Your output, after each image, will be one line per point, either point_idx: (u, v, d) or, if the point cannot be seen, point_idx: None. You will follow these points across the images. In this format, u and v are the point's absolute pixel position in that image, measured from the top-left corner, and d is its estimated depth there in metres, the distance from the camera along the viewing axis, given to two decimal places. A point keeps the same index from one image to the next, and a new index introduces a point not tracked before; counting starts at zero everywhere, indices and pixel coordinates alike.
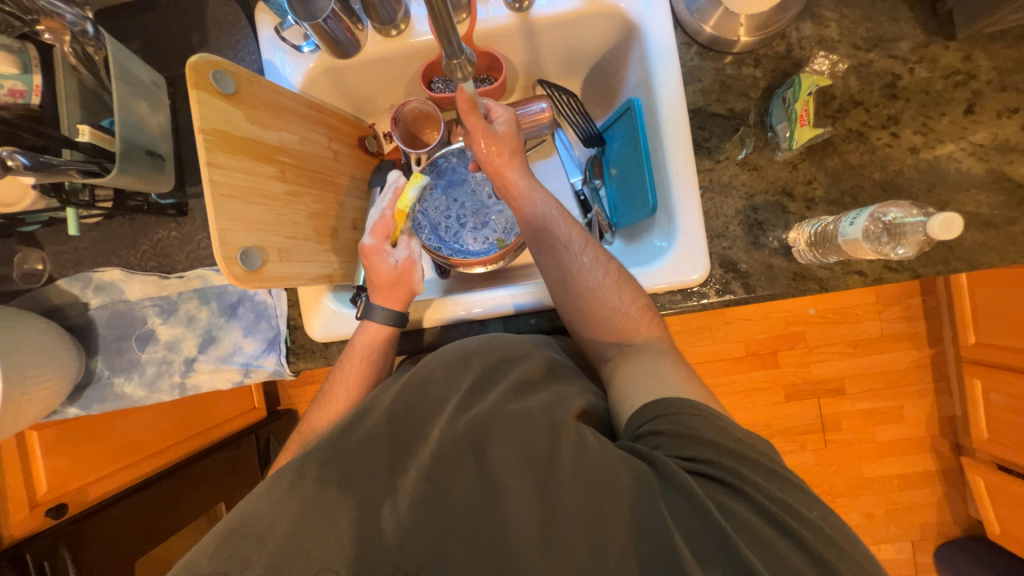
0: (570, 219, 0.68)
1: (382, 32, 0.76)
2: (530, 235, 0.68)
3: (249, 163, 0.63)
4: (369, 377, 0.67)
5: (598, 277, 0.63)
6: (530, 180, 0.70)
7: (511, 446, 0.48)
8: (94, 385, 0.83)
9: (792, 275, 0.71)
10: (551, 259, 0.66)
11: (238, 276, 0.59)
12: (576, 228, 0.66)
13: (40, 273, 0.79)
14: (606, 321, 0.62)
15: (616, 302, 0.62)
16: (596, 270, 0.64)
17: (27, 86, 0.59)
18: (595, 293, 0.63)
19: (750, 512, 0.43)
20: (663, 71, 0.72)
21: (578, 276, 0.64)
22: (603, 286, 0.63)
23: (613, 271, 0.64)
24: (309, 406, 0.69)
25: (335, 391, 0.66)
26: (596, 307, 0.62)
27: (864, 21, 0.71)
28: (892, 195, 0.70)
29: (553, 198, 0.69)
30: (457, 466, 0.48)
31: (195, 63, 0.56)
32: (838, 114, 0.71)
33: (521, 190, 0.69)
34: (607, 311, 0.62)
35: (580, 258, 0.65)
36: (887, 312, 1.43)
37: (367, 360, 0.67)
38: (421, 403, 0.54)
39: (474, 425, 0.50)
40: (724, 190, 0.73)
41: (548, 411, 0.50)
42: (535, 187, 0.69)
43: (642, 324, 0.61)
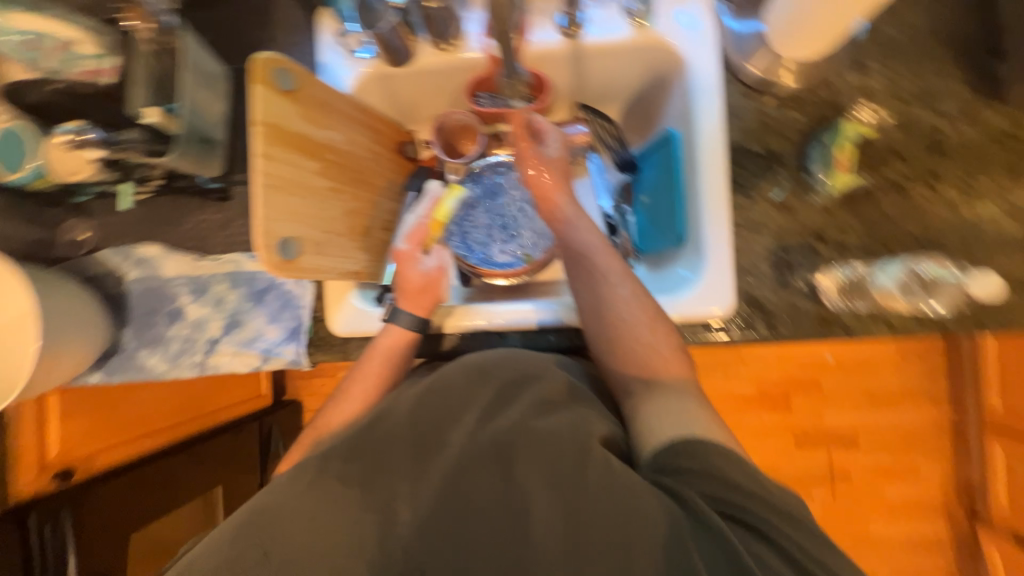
0: (610, 249, 0.66)
1: (435, 44, 0.79)
2: (567, 260, 0.67)
3: (297, 158, 0.66)
4: (389, 375, 0.68)
5: (632, 310, 0.63)
6: (576, 207, 0.69)
7: (538, 466, 0.48)
8: (118, 355, 0.85)
9: (818, 319, 0.70)
10: (588, 287, 0.65)
11: (275, 264, 0.61)
12: (616, 260, 0.65)
13: (83, 242, 0.82)
14: (635, 355, 0.61)
15: (648, 337, 0.62)
16: (631, 303, 0.63)
17: (99, 67, 0.66)
18: (628, 326, 0.62)
19: (775, 556, 0.44)
20: (707, 111, 0.74)
21: (612, 307, 0.63)
22: (636, 320, 0.62)
23: (649, 308, 0.63)
24: (324, 401, 0.69)
25: (353, 387, 0.67)
26: (628, 342, 0.62)
27: (909, 76, 0.72)
28: (927, 249, 0.70)
29: (596, 227, 0.67)
30: (482, 475, 0.48)
31: (260, 60, 0.59)
32: (877, 164, 0.71)
33: (566, 215, 0.68)
34: (638, 345, 0.61)
35: (618, 290, 0.63)
36: (908, 367, 1.40)
37: (389, 359, 0.68)
38: (443, 406, 0.55)
39: (497, 440, 0.50)
40: (756, 228, 0.73)
41: (572, 431, 0.50)
42: (582, 215, 0.68)
43: (671, 363, 0.60)
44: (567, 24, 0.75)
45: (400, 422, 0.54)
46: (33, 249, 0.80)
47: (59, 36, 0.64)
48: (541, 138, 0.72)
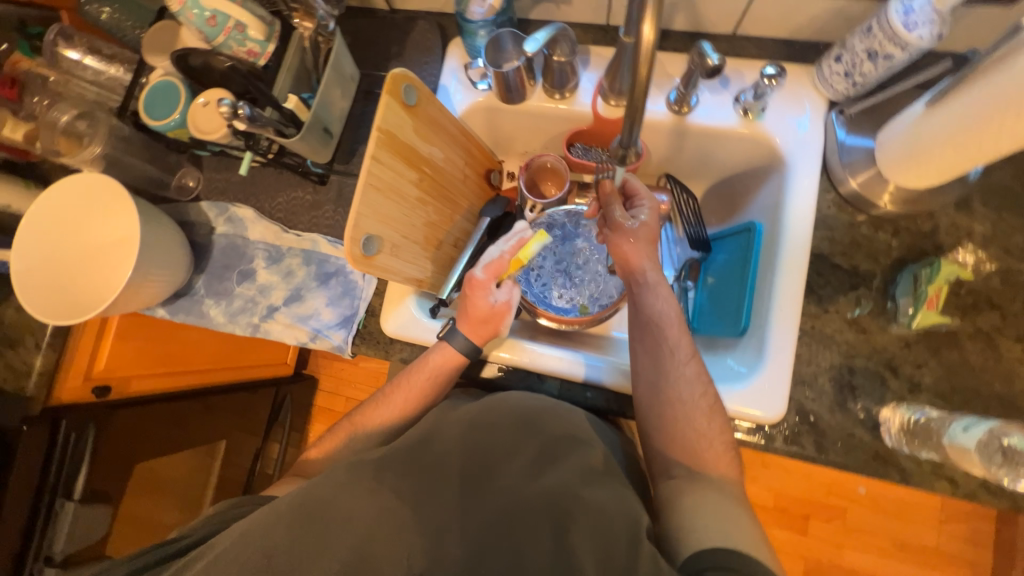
0: (683, 325, 0.66)
1: (548, 92, 0.84)
2: (637, 325, 0.68)
3: (399, 166, 0.70)
4: (429, 394, 0.70)
5: (692, 394, 0.62)
6: (659, 274, 0.69)
7: (593, 540, 0.46)
8: (187, 297, 0.91)
9: (872, 453, 0.66)
10: (651, 356, 0.65)
11: (355, 256, 0.65)
12: (687, 338, 0.65)
13: (191, 189, 0.91)
14: (685, 440, 0.61)
15: (703, 426, 0.61)
16: (692, 386, 0.63)
17: (261, 50, 0.71)
18: (684, 408, 0.62)
19: None
20: (798, 212, 0.73)
21: (673, 385, 0.63)
22: (694, 405, 0.62)
23: (709, 395, 0.62)
24: (366, 397, 0.73)
25: (394, 394, 0.71)
26: (680, 424, 0.61)
27: (1021, 230, 0.69)
28: (1009, 412, 0.65)
29: (674, 300, 0.68)
30: (539, 536, 0.47)
31: (395, 76, 0.66)
32: (970, 309, 0.68)
33: (648, 279, 0.68)
34: (690, 430, 0.61)
35: (682, 369, 0.63)
36: (949, 526, 1.27)
37: (434, 378, 0.70)
38: (490, 450, 0.55)
39: (552, 496, 0.50)
40: (824, 341, 0.71)
41: (627, 516, 0.48)
42: (661, 283, 0.68)
43: (720, 459, 0.60)
44: (677, 102, 0.78)
45: (442, 446, 0.55)
46: (146, 184, 0.90)
47: (233, 18, 0.68)
48: (632, 202, 0.73)
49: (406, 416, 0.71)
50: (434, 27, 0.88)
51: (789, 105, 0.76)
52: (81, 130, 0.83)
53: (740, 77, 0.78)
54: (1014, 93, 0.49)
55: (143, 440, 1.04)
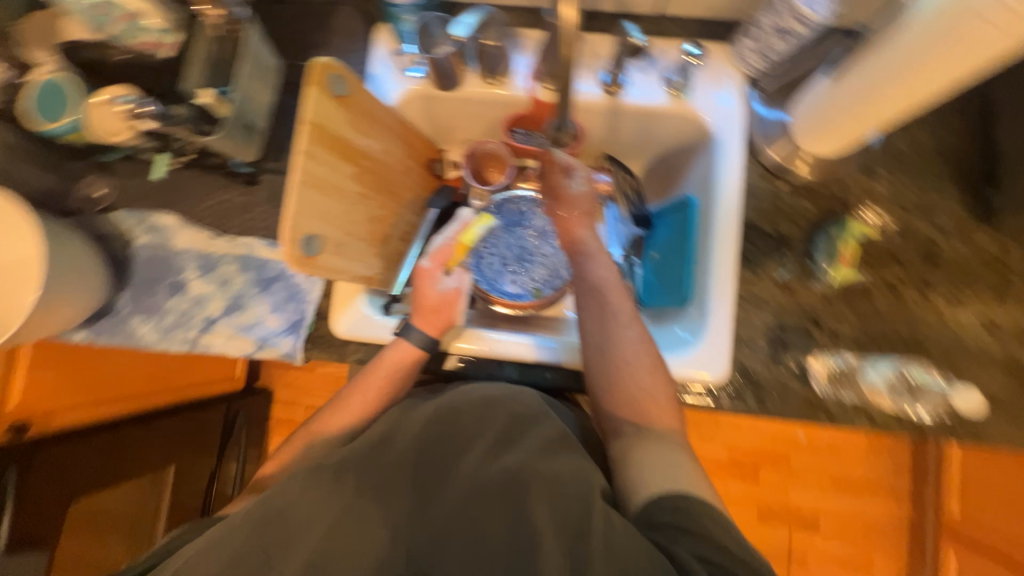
0: (624, 290, 0.69)
1: (483, 77, 0.83)
2: (582, 292, 0.69)
3: (335, 160, 0.68)
4: (387, 394, 0.69)
5: (636, 354, 0.64)
6: (598, 243, 0.73)
7: (549, 505, 0.49)
8: (110, 317, 0.83)
9: (805, 400, 0.73)
10: (596, 321, 0.67)
11: (296, 258, 0.62)
12: (628, 301, 0.68)
13: (100, 200, 0.82)
14: (632, 398, 0.63)
15: (648, 384, 0.63)
16: (636, 346, 0.65)
17: (160, 40, 0.68)
18: (628, 368, 0.64)
19: None
20: (727, 182, 0.78)
21: (618, 347, 0.65)
22: (638, 364, 0.64)
23: (652, 355, 0.65)
24: (324, 402, 0.71)
25: (353, 398, 0.69)
26: (626, 383, 0.63)
27: (913, 189, 0.77)
28: (912, 351, 0.73)
29: (614, 266, 0.71)
30: (491, 512, 0.49)
31: (319, 65, 0.62)
32: (876, 263, 0.76)
33: (589, 248, 0.72)
34: (636, 389, 0.63)
35: (626, 330, 0.65)
36: (875, 458, 1.43)
37: (392, 377, 0.68)
38: (450, 438, 0.55)
39: (509, 474, 0.51)
40: (757, 303, 0.77)
41: (578, 479, 0.51)
42: (600, 252, 0.72)
43: (664, 414, 0.62)
44: (610, 83, 0.81)
45: (406, 441, 0.55)
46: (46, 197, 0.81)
47: (124, 7, 0.64)
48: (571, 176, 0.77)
49: (366, 418, 0.69)
50: (358, 13, 0.85)
51: (711, 82, 0.80)
52: None
53: (665, 57, 0.82)
54: (898, 59, 0.55)
55: (69, 476, 0.97)
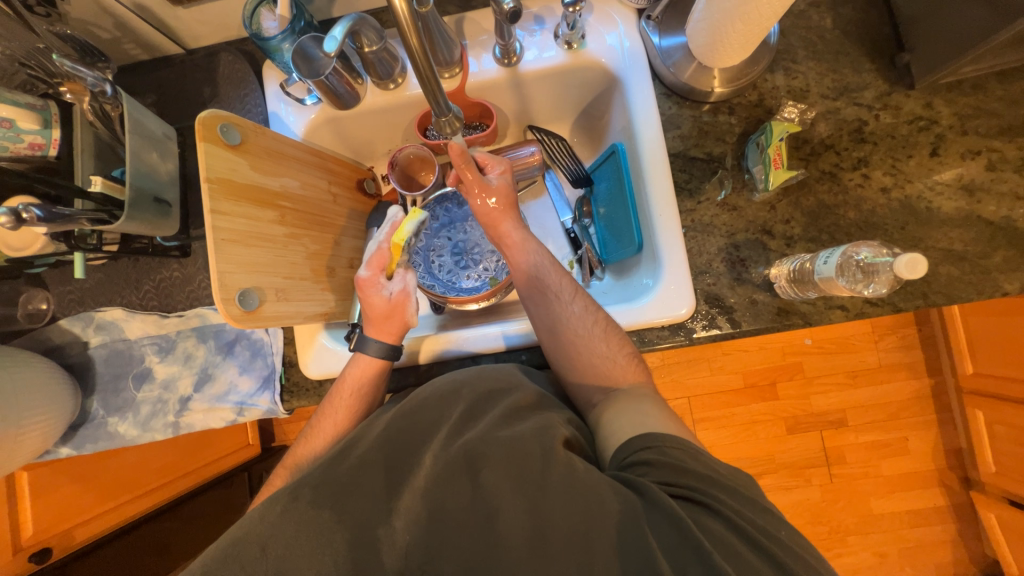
0: (561, 270, 0.72)
1: (380, 85, 0.81)
2: (523, 283, 0.72)
3: (251, 210, 0.67)
4: (357, 411, 0.70)
5: (586, 325, 0.67)
6: (523, 232, 0.75)
7: (506, 470, 0.51)
8: (88, 424, 0.83)
9: (776, 309, 0.73)
10: (542, 307, 0.70)
11: (235, 316, 0.62)
12: (566, 279, 0.71)
13: (43, 312, 0.81)
14: (595, 367, 0.66)
15: (604, 349, 0.66)
16: (584, 318, 0.68)
17: (45, 140, 0.64)
18: (583, 340, 0.67)
19: (727, 530, 0.46)
20: (642, 121, 0.77)
21: (568, 325, 0.68)
22: (591, 335, 0.67)
23: (601, 321, 0.68)
24: (297, 435, 0.72)
25: (321, 424, 0.70)
26: (586, 355, 0.66)
27: (830, 73, 0.76)
28: (868, 233, 0.73)
29: (544, 249, 0.74)
30: (454, 493, 0.51)
31: (204, 118, 0.61)
32: (811, 157, 0.75)
33: (514, 240, 0.74)
34: (596, 358, 0.66)
35: (571, 306, 0.69)
36: (884, 342, 1.44)
37: (357, 394, 0.70)
38: (413, 436, 0.57)
39: (468, 449, 0.53)
40: (706, 229, 0.76)
41: (537, 436, 0.53)
42: (528, 239, 0.74)
43: (628, 372, 0.65)
44: (503, 56, 0.78)
45: (380, 455, 0.55)
46: None
47: None
48: (485, 167, 0.76)
49: (336, 438, 0.68)
50: (239, 56, 0.83)
51: (602, 25, 0.79)
52: None
53: (551, 14, 0.80)
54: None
55: None
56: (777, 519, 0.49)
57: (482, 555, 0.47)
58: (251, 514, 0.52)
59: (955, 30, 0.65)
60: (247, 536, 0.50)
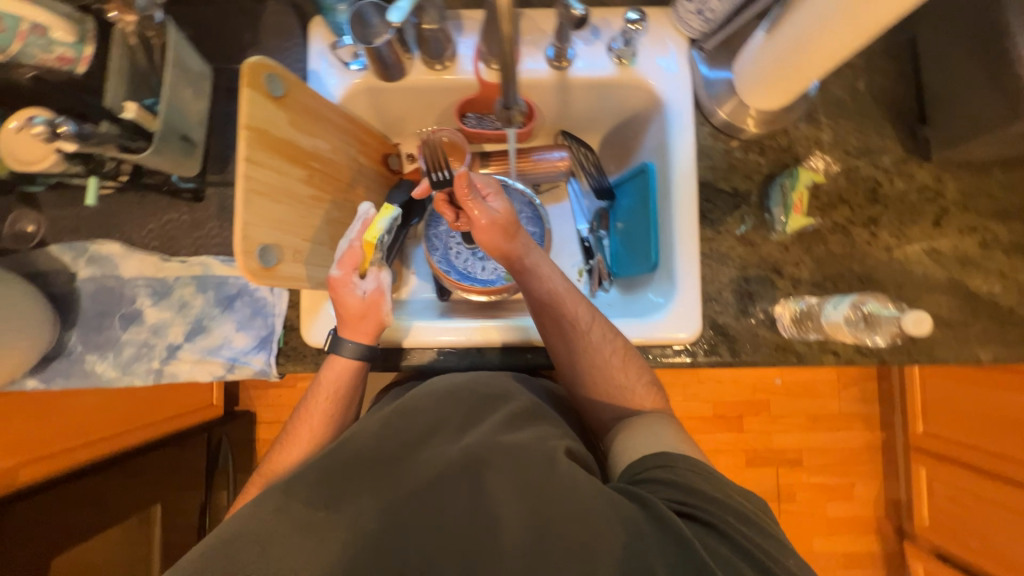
0: (576, 295, 0.71)
1: (428, 64, 0.80)
2: (536, 309, 0.72)
3: (282, 164, 0.65)
4: (334, 413, 0.70)
5: (604, 355, 0.70)
6: (536, 254, 0.72)
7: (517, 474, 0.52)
8: (62, 358, 0.78)
9: (774, 345, 0.76)
10: (558, 335, 0.71)
11: (252, 270, 0.60)
12: (582, 306, 0.71)
13: (31, 235, 0.77)
14: (611, 394, 0.70)
15: (621, 378, 0.70)
16: (602, 348, 0.70)
17: (76, 55, 0.60)
18: (601, 370, 0.70)
19: (733, 552, 0.48)
20: (679, 166, 0.79)
21: (585, 354, 0.70)
22: (609, 364, 0.70)
23: (618, 350, 0.70)
24: (273, 441, 0.71)
25: (299, 429, 0.69)
26: (603, 384, 0.70)
27: (855, 132, 0.80)
28: (867, 286, 0.78)
29: (559, 273, 0.72)
30: (461, 489, 0.51)
31: (251, 64, 0.60)
32: (827, 207, 0.79)
33: (528, 265, 0.71)
34: (612, 386, 0.70)
35: (588, 335, 0.70)
36: (846, 391, 1.52)
37: (334, 398, 0.70)
38: (409, 431, 0.57)
39: (468, 453, 0.54)
40: (722, 259, 0.79)
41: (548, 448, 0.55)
42: (541, 263, 0.71)
43: (644, 400, 0.69)
44: (556, 57, 0.79)
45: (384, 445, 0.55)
46: None
47: (25, 19, 0.56)
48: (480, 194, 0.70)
49: (316, 443, 0.69)
50: (288, 7, 0.80)
51: (655, 46, 0.80)
52: None
53: (607, 26, 0.81)
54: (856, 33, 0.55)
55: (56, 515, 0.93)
56: (768, 531, 0.52)
57: (485, 554, 0.48)
58: (245, 504, 0.52)
59: (976, 114, 0.70)
60: (242, 535, 0.49)
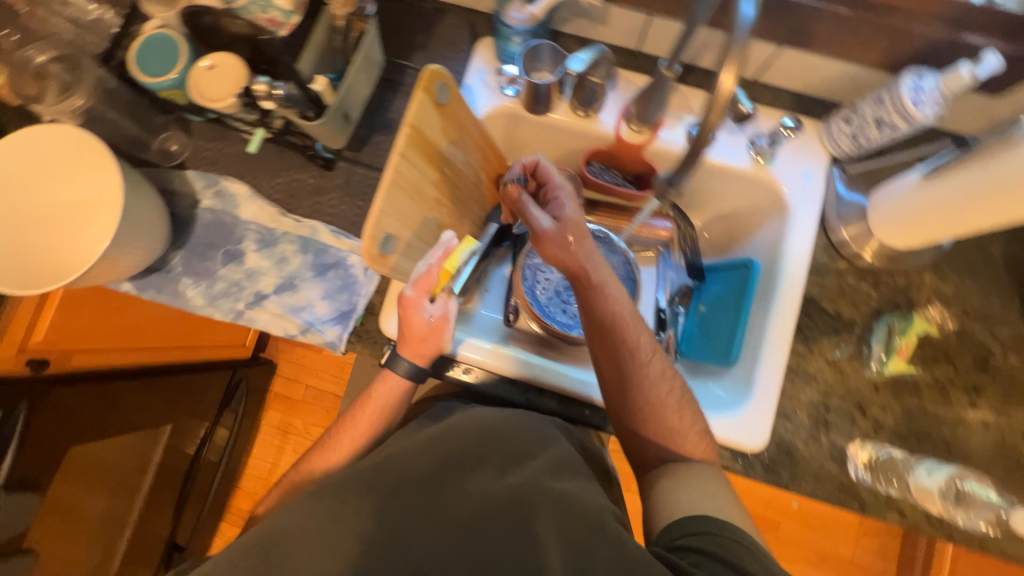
0: (639, 323, 0.71)
1: (574, 109, 0.83)
2: (596, 331, 0.70)
3: (424, 165, 0.69)
4: (377, 424, 0.74)
5: (659, 390, 0.69)
6: (606, 274, 0.70)
7: None
8: (160, 273, 0.82)
9: (839, 484, 0.73)
10: (615, 362, 0.69)
11: (372, 255, 0.63)
12: (644, 336, 0.70)
13: (175, 155, 0.83)
14: (661, 433, 0.68)
15: (674, 419, 0.68)
16: (658, 383, 0.69)
17: (284, 21, 0.67)
18: (654, 406, 0.68)
19: None
20: (787, 275, 0.78)
21: (641, 387, 0.68)
22: (663, 401, 0.69)
23: (673, 389, 0.70)
24: (314, 442, 0.78)
25: (342, 436, 0.75)
26: (655, 421, 0.68)
27: (977, 295, 0.78)
28: (953, 455, 0.73)
29: (626, 297, 0.71)
30: None
31: (432, 71, 0.64)
32: (930, 361, 0.76)
33: (598, 282, 0.69)
34: (664, 425, 0.68)
35: (646, 367, 0.69)
36: (866, 543, 1.42)
37: (380, 409, 0.74)
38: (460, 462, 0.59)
39: (516, 492, 0.57)
40: (807, 378, 0.76)
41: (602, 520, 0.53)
42: (609, 284, 0.69)
43: (695, 447, 0.68)
44: (696, 136, 0.81)
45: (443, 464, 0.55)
46: (126, 144, 0.81)
47: None
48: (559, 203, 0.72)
49: (355, 450, 0.74)
50: (464, 24, 0.86)
51: (797, 155, 0.81)
52: (58, 74, 0.74)
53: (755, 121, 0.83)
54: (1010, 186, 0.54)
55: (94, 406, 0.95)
56: None
57: None
58: None
59: None
60: None
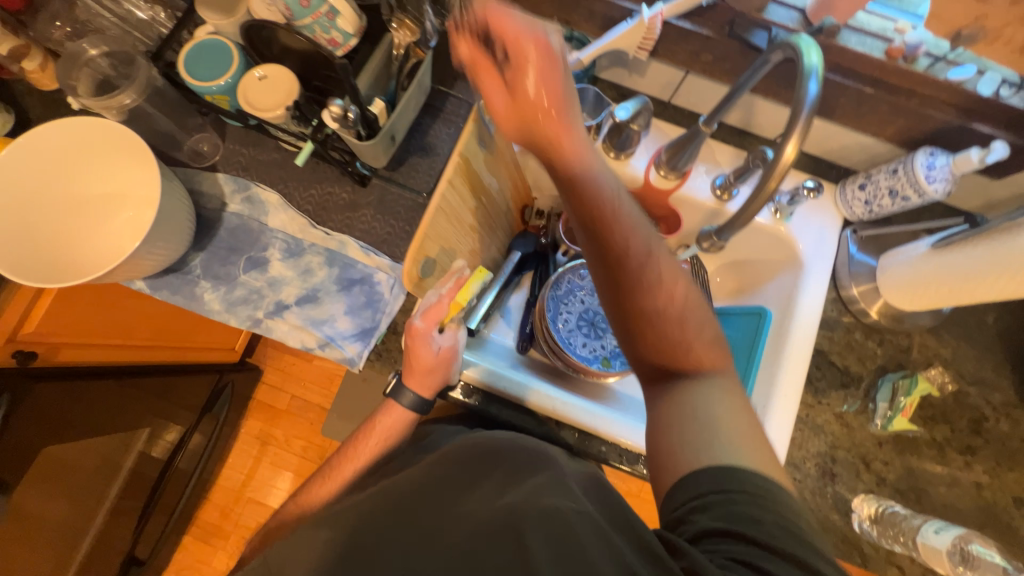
0: (629, 211, 0.55)
1: (608, 151, 0.86)
2: (579, 221, 0.54)
3: (465, 193, 0.70)
4: (377, 455, 0.74)
5: (659, 292, 0.53)
6: (588, 150, 0.56)
7: None
8: (178, 274, 0.80)
9: (842, 536, 0.75)
10: (604, 258, 0.53)
11: (412, 273, 0.66)
12: (636, 226, 0.54)
13: (207, 158, 0.82)
14: (666, 349, 0.52)
15: (677, 326, 0.52)
16: (656, 282, 0.53)
17: (343, 41, 0.69)
18: (654, 313, 0.52)
19: None
20: (800, 327, 0.81)
21: (636, 289, 0.52)
22: (663, 304, 0.52)
23: (675, 290, 0.53)
24: (314, 471, 0.77)
25: (342, 466, 0.74)
26: (658, 332, 0.52)
27: (972, 360, 0.82)
28: (948, 513, 0.76)
29: (613, 177, 0.56)
30: None
31: (483, 105, 0.69)
32: (930, 420, 0.79)
33: (582, 161, 0.55)
34: (670, 336, 0.52)
35: (641, 263, 0.53)
36: None
37: (381, 441, 0.74)
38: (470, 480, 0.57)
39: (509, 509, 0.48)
40: (815, 429, 0.79)
41: None
42: (592, 159, 0.55)
43: (707, 360, 0.52)
44: (721, 188, 0.85)
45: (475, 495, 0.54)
46: (159, 142, 0.81)
47: (327, 4, 0.65)
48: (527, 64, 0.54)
49: (353, 481, 0.74)
50: None
51: (814, 215, 0.86)
52: (111, 73, 0.75)
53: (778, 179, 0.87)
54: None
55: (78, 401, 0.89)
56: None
57: None
58: None
59: None
60: None
